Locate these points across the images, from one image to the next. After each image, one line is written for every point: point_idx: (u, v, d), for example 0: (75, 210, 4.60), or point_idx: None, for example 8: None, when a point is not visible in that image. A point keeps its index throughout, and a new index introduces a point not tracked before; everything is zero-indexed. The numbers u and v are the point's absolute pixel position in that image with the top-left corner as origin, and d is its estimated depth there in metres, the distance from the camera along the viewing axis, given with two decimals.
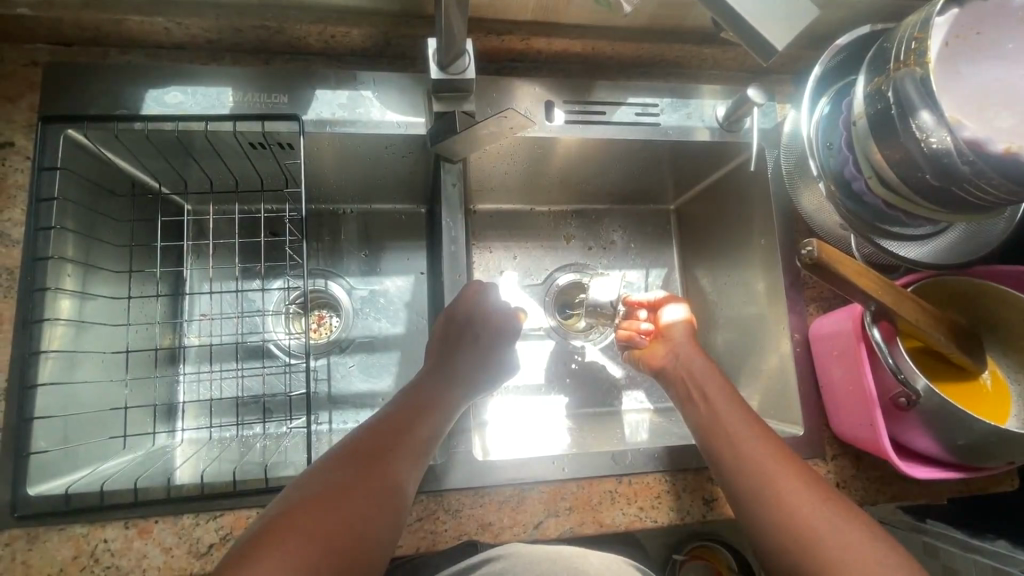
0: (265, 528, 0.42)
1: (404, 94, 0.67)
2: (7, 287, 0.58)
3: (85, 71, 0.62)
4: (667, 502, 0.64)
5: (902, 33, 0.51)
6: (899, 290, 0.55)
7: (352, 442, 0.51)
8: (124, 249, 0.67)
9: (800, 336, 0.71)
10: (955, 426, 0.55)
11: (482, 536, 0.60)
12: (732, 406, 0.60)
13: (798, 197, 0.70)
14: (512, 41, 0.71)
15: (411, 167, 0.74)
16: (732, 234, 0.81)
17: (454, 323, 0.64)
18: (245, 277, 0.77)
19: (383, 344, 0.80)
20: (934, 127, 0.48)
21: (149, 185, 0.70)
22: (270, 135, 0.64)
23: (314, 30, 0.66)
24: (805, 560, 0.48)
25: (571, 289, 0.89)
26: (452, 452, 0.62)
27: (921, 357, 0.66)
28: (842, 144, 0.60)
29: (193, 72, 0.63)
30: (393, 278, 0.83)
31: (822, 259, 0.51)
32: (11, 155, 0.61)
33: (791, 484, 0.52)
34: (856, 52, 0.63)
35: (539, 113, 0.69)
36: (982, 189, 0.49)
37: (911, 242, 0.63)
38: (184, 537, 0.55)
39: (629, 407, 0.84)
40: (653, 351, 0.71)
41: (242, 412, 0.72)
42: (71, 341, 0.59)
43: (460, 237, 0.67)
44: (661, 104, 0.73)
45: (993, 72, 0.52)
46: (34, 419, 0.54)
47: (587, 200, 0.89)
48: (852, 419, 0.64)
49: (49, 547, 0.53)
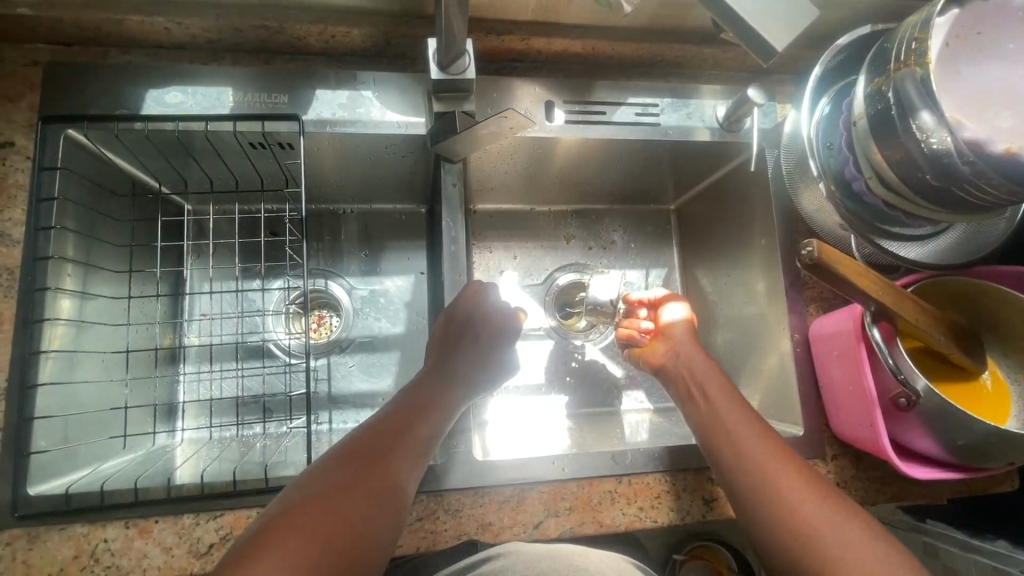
0: (265, 528, 0.42)
1: (404, 93, 0.67)
2: (7, 287, 0.58)
3: (86, 71, 0.62)
4: (667, 502, 0.64)
5: (902, 33, 0.51)
6: (899, 290, 0.55)
7: (352, 441, 0.51)
8: (124, 248, 0.67)
9: (800, 336, 0.71)
10: (955, 426, 0.55)
11: (482, 536, 0.60)
12: (732, 406, 0.60)
13: (798, 197, 0.70)
14: (512, 41, 0.71)
15: (411, 167, 0.74)
16: (732, 234, 0.81)
17: (454, 323, 0.64)
18: (245, 276, 0.77)
19: (383, 344, 0.80)
20: (935, 128, 0.48)
21: (149, 184, 0.70)
22: (270, 134, 0.64)
23: (314, 30, 0.66)
24: (805, 560, 0.48)
25: (571, 289, 0.89)
26: (452, 452, 0.62)
27: (921, 357, 0.66)
28: (843, 144, 0.60)
29: (194, 72, 0.63)
30: (393, 278, 0.83)
31: (822, 259, 0.51)
32: (11, 154, 0.61)
33: (791, 483, 0.52)
34: (856, 52, 0.63)
35: (539, 113, 0.69)
36: (982, 190, 0.49)
37: (911, 242, 0.63)
38: (184, 537, 0.55)
39: (629, 407, 0.84)
40: (653, 350, 0.71)
41: (242, 411, 0.72)
42: (71, 341, 0.59)
43: (460, 237, 0.67)
44: (661, 104, 0.73)
45: (993, 72, 0.52)
46: (34, 419, 0.54)
47: (588, 200, 0.89)
48: (852, 419, 0.64)
49: (49, 547, 0.53)
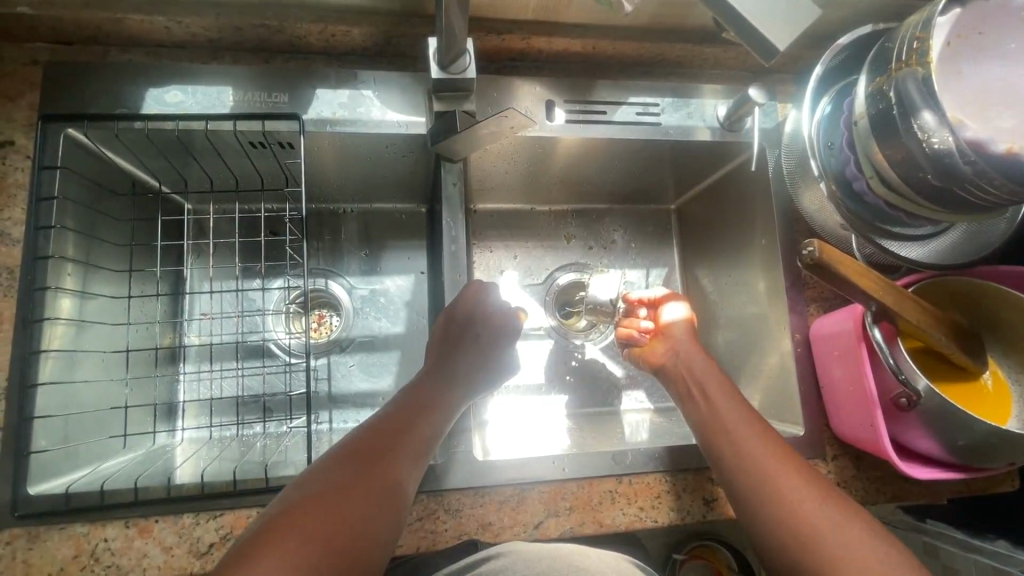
0: (265, 528, 0.42)
1: (405, 93, 0.67)
2: (7, 286, 0.58)
3: (86, 71, 0.62)
4: (667, 502, 0.63)
5: (904, 32, 0.51)
6: (900, 291, 0.55)
7: (352, 441, 0.51)
8: (124, 248, 0.67)
9: (801, 335, 0.71)
10: (955, 426, 0.55)
11: (482, 536, 0.60)
12: (733, 405, 0.60)
13: (799, 197, 0.70)
14: (513, 41, 0.71)
15: (411, 167, 0.74)
16: (733, 234, 0.81)
17: (455, 322, 0.64)
18: (245, 276, 0.77)
19: (383, 344, 0.80)
20: (936, 128, 0.48)
21: (149, 184, 0.70)
22: (271, 134, 0.64)
23: (314, 29, 0.66)
24: (805, 559, 0.48)
25: (571, 288, 0.89)
26: (452, 452, 0.62)
27: (922, 357, 0.66)
28: (843, 144, 0.60)
29: (194, 71, 0.63)
30: (393, 278, 0.82)
31: (823, 259, 0.51)
32: (11, 154, 0.61)
33: (791, 483, 0.52)
34: (857, 52, 0.63)
35: (539, 113, 0.69)
36: (983, 190, 0.49)
37: (912, 243, 0.63)
38: (184, 536, 0.55)
39: (629, 406, 0.84)
40: (653, 350, 0.71)
41: (242, 411, 0.72)
42: (71, 340, 0.59)
43: (460, 237, 0.67)
44: (661, 104, 0.73)
45: (994, 72, 0.51)
46: (34, 419, 0.54)
47: (588, 199, 0.88)
48: (852, 419, 0.64)
49: (49, 546, 0.53)
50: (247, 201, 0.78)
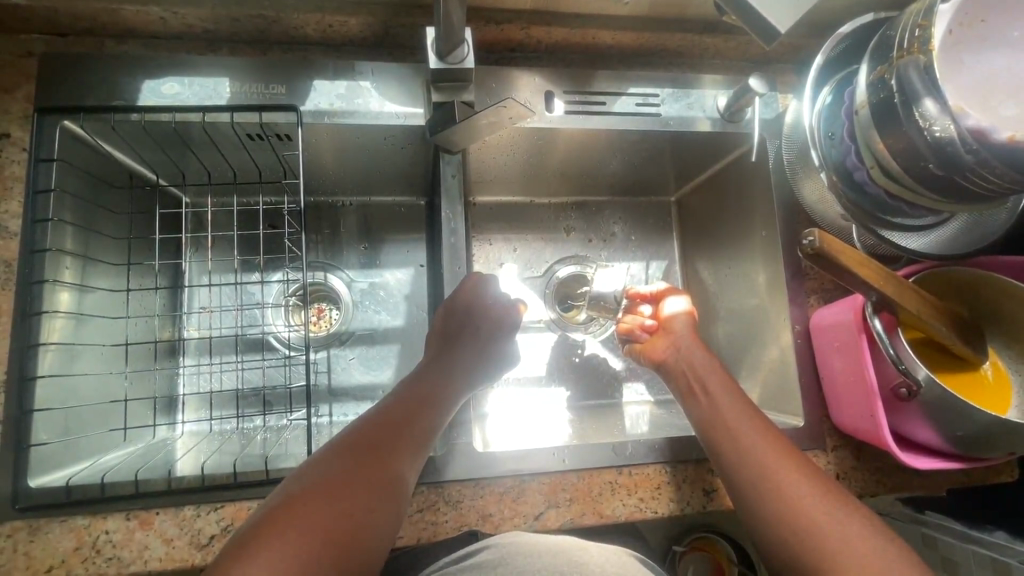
0: (266, 520, 0.42)
1: (404, 83, 0.66)
2: (5, 278, 0.58)
3: (81, 62, 0.61)
4: (667, 492, 0.64)
5: (906, 20, 0.50)
6: (901, 282, 0.54)
7: (352, 434, 0.51)
8: (124, 241, 0.67)
9: (801, 327, 0.71)
10: (955, 417, 0.55)
11: (482, 527, 0.60)
12: (732, 400, 0.60)
13: (800, 187, 0.70)
14: (512, 31, 0.71)
15: (410, 159, 0.74)
16: (733, 224, 0.81)
17: (454, 317, 0.64)
18: (245, 269, 0.77)
19: (383, 337, 0.80)
20: (937, 116, 0.48)
21: (147, 177, 0.70)
22: (269, 126, 0.63)
23: (312, 19, 0.66)
24: (804, 554, 0.48)
25: (571, 283, 0.88)
26: (452, 444, 0.61)
27: (921, 348, 0.65)
28: (844, 134, 0.59)
29: (190, 62, 0.62)
30: (394, 270, 0.83)
31: (823, 248, 0.50)
32: (7, 146, 0.61)
33: (790, 478, 0.52)
34: (857, 41, 0.63)
35: (539, 104, 0.69)
36: (985, 179, 0.48)
37: (912, 233, 0.62)
38: (184, 529, 0.55)
39: (629, 399, 0.84)
40: (653, 346, 0.71)
41: (242, 404, 0.73)
42: (69, 335, 0.59)
43: (459, 229, 0.65)
44: (661, 95, 0.72)
45: (1001, 60, 0.50)
46: (34, 411, 0.54)
47: (588, 192, 0.88)
48: (852, 412, 0.64)
49: (50, 539, 0.53)
50: (245, 194, 0.78)
